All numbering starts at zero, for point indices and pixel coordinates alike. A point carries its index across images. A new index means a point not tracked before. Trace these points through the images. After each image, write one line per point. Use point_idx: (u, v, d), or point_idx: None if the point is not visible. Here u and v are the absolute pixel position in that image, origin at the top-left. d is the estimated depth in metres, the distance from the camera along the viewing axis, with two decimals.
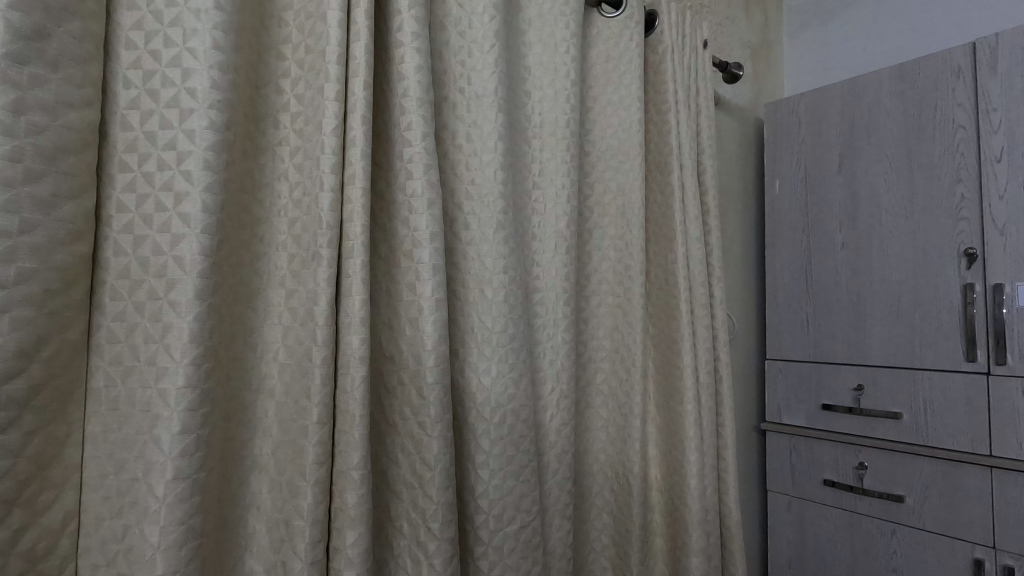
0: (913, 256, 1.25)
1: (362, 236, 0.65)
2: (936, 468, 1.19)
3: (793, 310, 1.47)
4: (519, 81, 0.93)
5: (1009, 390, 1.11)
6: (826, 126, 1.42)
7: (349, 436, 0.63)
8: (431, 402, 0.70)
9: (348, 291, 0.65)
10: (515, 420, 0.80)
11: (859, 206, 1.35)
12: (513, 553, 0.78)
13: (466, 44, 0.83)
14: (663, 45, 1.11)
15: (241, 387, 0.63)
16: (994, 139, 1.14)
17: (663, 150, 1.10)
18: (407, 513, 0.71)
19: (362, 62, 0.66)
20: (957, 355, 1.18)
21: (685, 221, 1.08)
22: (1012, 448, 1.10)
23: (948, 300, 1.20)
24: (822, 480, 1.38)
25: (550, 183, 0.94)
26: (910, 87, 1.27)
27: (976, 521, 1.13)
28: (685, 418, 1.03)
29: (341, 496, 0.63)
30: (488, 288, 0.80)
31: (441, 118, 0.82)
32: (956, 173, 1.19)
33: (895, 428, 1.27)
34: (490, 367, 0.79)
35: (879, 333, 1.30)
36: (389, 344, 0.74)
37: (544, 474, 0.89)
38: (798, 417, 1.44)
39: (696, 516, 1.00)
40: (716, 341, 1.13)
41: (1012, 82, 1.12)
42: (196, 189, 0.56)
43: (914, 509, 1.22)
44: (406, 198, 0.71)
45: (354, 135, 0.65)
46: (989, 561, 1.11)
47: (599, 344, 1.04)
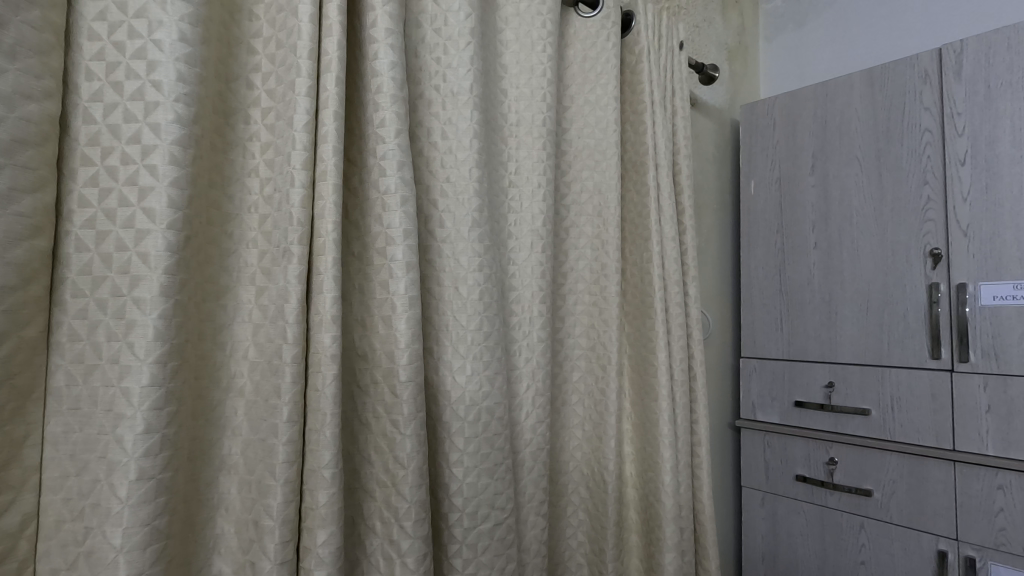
0: (882, 255, 1.28)
1: (334, 233, 0.65)
2: (903, 462, 1.22)
3: (767, 308, 1.49)
4: (495, 80, 0.93)
5: (971, 386, 1.14)
6: (799, 129, 1.45)
7: (320, 435, 0.63)
8: (404, 401, 0.69)
9: (319, 289, 0.64)
10: (490, 418, 0.80)
11: (831, 206, 1.38)
12: (487, 551, 0.78)
13: (442, 41, 0.83)
14: (640, 44, 1.12)
15: (209, 386, 0.62)
16: (959, 142, 1.17)
17: (640, 150, 1.11)
18: (380, 512, 0.70)
19: (334, 59, 0.65)
20: (923, 353, 1.22)
21: (661, 221, 1.09)
22: (974, 442, 1.13)
23: (915, 299, 1.23)
24: (795, 475, 1.40)
25: (525, 182, 0.94)
26: (880, 92, 1.30)
27: (940, 513, 1.16)
28: (659, 415, 1.04)
29: (312, 495, 0.62)
30: (463, 286, 0.80)
31: (416, 115, 0.82)
32: (922, 175, 1.23)
33: (864, 424, 1.30)
34: (464, 365, 0.79)
35: (849, 332, 1.33)
36: (362, 342, 0.73)
37: (520, 472, 0.89)
38: (772, 414, 1.46)
39: (670, 512, 1.01)
40: (691, 339, 1.15)
41: (975, 88, 1.15)
42: (162, 183, 0.55)
43: (881, 502, 1.25)
44: (380, 195, 0.71)
45: (326, 131, 0.65)
46: (952, 552, 1.14)
47: (576, 342, 1.05)
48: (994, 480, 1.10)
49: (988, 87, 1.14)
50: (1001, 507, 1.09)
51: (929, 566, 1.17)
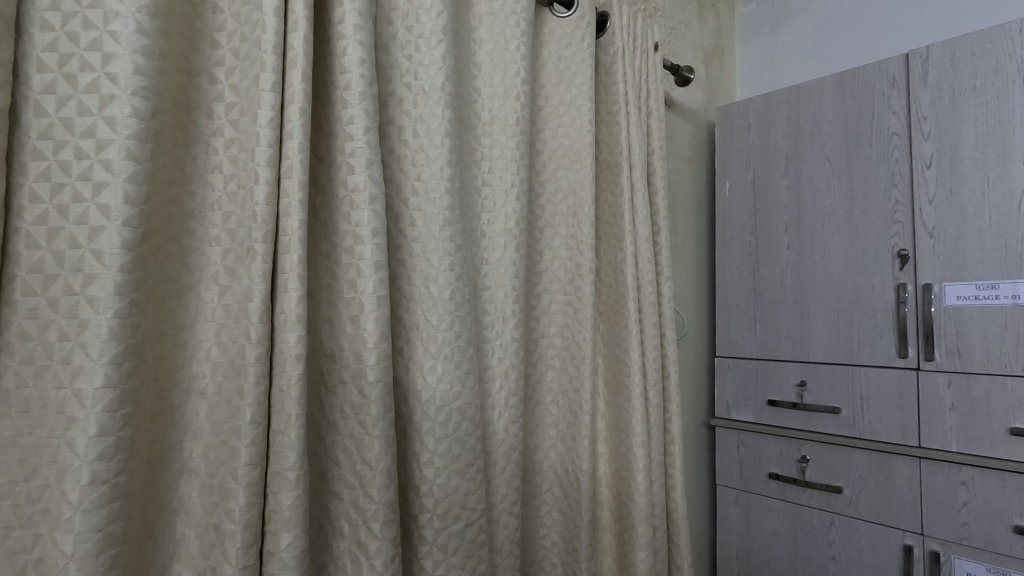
0: (852, 256, 1.31)
1: (299, 231, 0.64)
2: (871, 459, 1.25)
3: (742, 308, 1.51)
4: (468, 78, 0.93)
5: (936, 384, 1.17)
6: (773, 131, 1.47)
7: (284, 437, 0.62)
8: (372, 401, 0.69)
9: (284, 288, 0.63)
10: (461, 419, 0.79)
11: (803, 208, 1.40)
12: (458, 552, 0.78)
13: (413, 38, 0.82)
14: (615, 45, 1.12)
15: (169, 387, 0.61)
16: (925, 146, 1.20)
17: (614, 150, 1.12)
18: (348, 514, 0.70)
19: (300, 54, 0.64)
20: (891, 352, 1.24)
21: (635, 222, 1.10)
22: (939, 439, 1.16)
23: (883, 299, 1.26)
24: (767, 473, 1.42)
25: (499, 181, 0.94)
26: (850, 96, 1.32)
27: (906, 509, 1.19)
28: (632, 414, 1.04)
29: (276, 498, 0.61)
30: (434, 285, 0.79)
31: (387, 113, 0.81)
32: (891, 177, 1.25)
33: (834, 422, 1.32)
34: (435, 365, 0.78)
35: (820, 331, 1.35)
36: (330, 342, 0.72)
37: (492, 472, 0.89)
38: (745, 413, 1.48)
39: (643, 511, 1.02)
40: (664, 339, 1.15)
41: (941, 93, 1.18)
42: (118, 179, 0.53)
43: (851, 499, 1.27)
44: (348, 193, 0.70)
45: (291, 127, 0.64)
46: (918, 547, 1.17)
47: (550, 342, 1.05)
48: (957, 476, 1.13)
49: (953, 93, 1.17)
50: (964, 502, 1.12)
51: (895, 561, 1.20)
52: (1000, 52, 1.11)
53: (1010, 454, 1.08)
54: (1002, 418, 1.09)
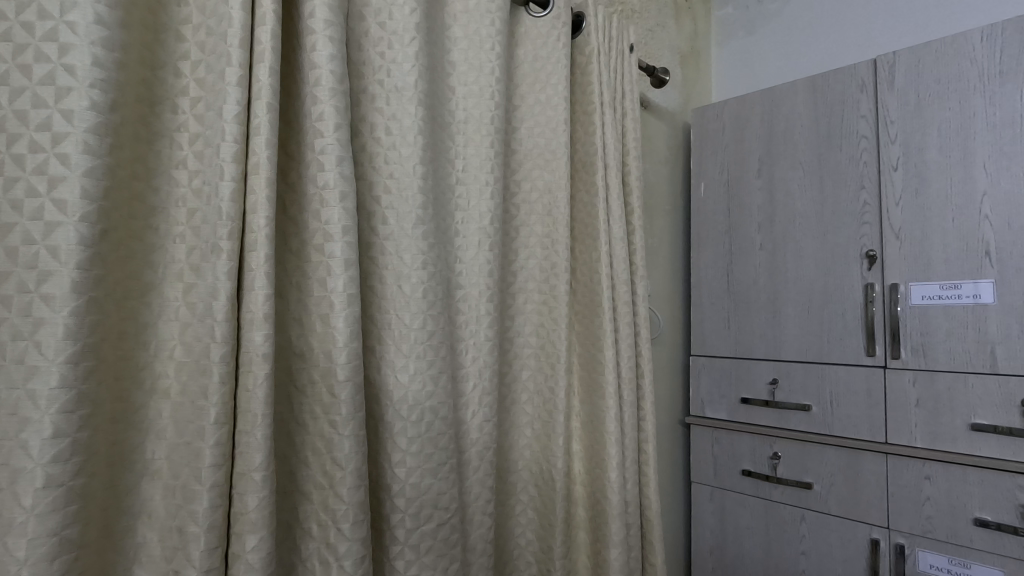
0: (822, 256, 1.33)
1: (266, 228, 0.63)
2: (841, 455, 1.27)
3: (716, 307, 1.53)
4: (442, 76, 0.92)
5: (902, 382, 1.20)
6: (747, 133, 1.49)
7: (250, 437, 0.61)
8: (342, 401, 0.68)
9: (251, 286, 0.62)
10: (434, 418, 0.79)
11: (775, 209, 1.42)
12: (430, 552, 0.77)
13: (386, 35, 0.81)
14: (590, 46, 1.12)
15: (131, 388, 0.59)
16: (891, 149, 1.23)
17: (589, 150, 1.12)
18: (317, 514, 0.69)
19: (268, 49, 0.63)
20: (859, 350, 1.27)
21: (610, 221, 1.11)
22: (905, 434, 1.19)
23: (852, 299, 1.28)
24: (741, 470, 1.44)
25: (473, 179, 0.93)
26: (821, 100, 1.35)
27: (874, 503, 1.22)
28: (606, 412, 1.05)
29: (241, 499, 0.60)
30: (407, 284, 0.79)
31: (359, 110, 0.80)
32: (860, 179, 1.28)
33: (805, 420, 1.34)
34: (407, 364, 0.78)
35: (791, 329, 1.38)
36: (299, 342, 0.71)
37: (465, 472, 0.88)
38: (720, 411, 1.50)
39: (616, 508, 1.02)
40: (639, 337, 1.16)
41: (907, 97, 1.21)
42: (75, 174, 0.52)
43: (821, 494, 1.30)
44: (318, 190, 0.69)
45: (258, 123, 0.63)
46: (884, 540, 1.20)
47: (525, 341, 1.05)
48: (922, 470, 1.16)
49: (918, 98, 1.20)
50: (928, 496, 1.15)
51: (863, 555, 1.23)
52: (961, 59, 1.15)
53: (971, 449, 1.11)
54: (964, 415, 1.12)
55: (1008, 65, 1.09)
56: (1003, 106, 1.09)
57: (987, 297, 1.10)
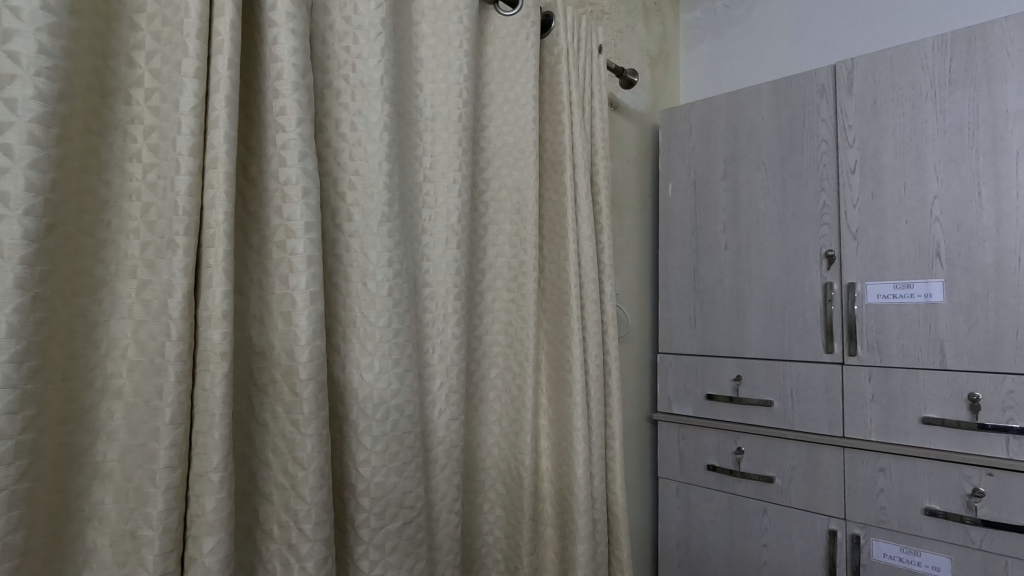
0: (784, 256, 1.37)
1: (225, 223, 0.62)
2: (801, 449, 1.31)
3: (683, 306, 1.56)
4: (409, 73, 0.91)
5: (859, 378, 1.24)
6: (713, 134, 1.52)
7: (208, 437, 0.60)
8: (304, 400, 0.67)
9: (209, 283, 0.61)
10: (400, 417, 0.79)
11: (740, 210, 1.45)
12: (395, 551, 0.77)
13: (351, 29, 0.80)
14: (559, 46, 1.13)
15: (80, 388, 0.57)
16: (850, 152, 1.27)
17: (558, 149, 1.13)
18: (278, 515, 0.68)
19: (226, 40, 0.62)
20: (818, 347, 1.31)
21: (578, 220, 1.12)
22: (861, 428, 1.23)
23: (812, 297, 1.32)
24: (706, 465, 1.47)
25: (441, 177, 0.93)
26: (784, 103, 1.39)
27: (831, 495, 1.26)
28: (574, 409, 1.06)
29: (198, 501, 0.59)
30: (372, 281, 0.78)
31: (323, 105, 0.79)
32: (820, 182, 1.32)
33: (767, 415, 1.38)
34: (372, 363, 0.77)
35: (754, 327, 1.41)
36: (260, 340, 0.70)
37: (432, 470, 0.88)
38: (686, 408, 1.53)
39: (583, 504, 1.03)
40: (606, 335, 1.18)
41: (864, 103, 1.26)
42: (19, 165, 0.50)
43: (782, 487, 1.34)
44: (279, 186, 0.68)
45: (217, 116, 0.62)
46: (841, 531, 1.24)
47: (493, 339, 1.05)
48: (876, 463, 1.20)
49: (875, 103, 1.24)
50: (882, 487, 1.19)
51: (821, 545, 1.27)
52: (915, 66, 1.19)
53: (923, 442, 1.15)
54: (916, 409, 1.17)
55: (957, 75, 1.14)
56: (953, 113, 1.14)
57: (938, 296, 1.15)
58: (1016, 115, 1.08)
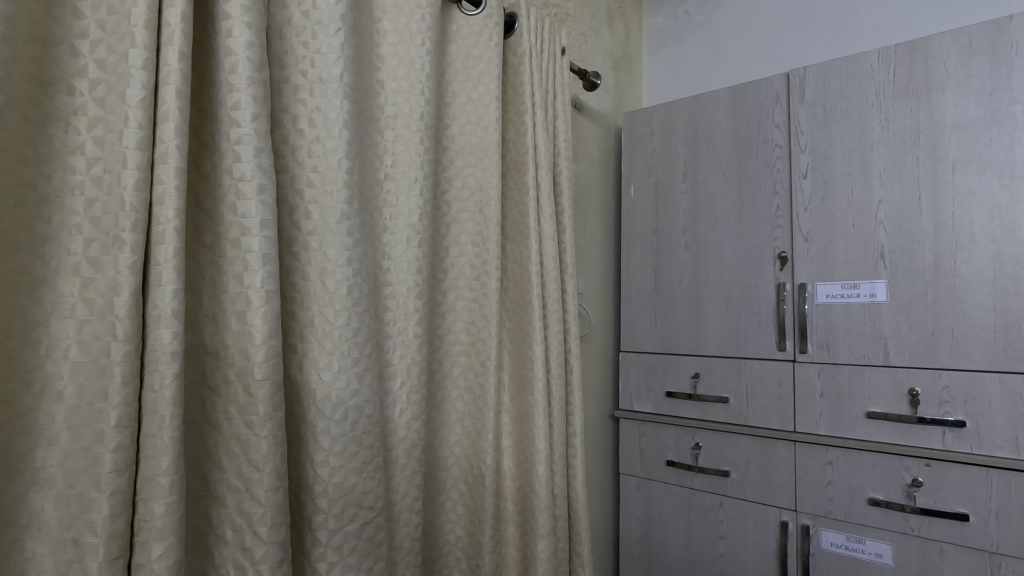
0: (740, 257, 1.41)
1: (176, 220, 0.60)
2: (755, 444, 1.36)
3: (644, 305, 1.59)
4: (370, 69, 0.90)
5: (809, 374, 1.29)
6: (674, 138, 1.55)
7: (157, 440, 0.58)
8: (259, 401, 0.66)
9: (158, 281, 0.59)
10: (359, 417, 0.78)
11: (699, 211, 1.49)
12: (354, 552, 0.76)
13: (310, 24, 0.79)
14: (522, 47, 1.14)
15: (17, 392, 0.54)
16: (802, 157, 1.32)
17: (521, 150, 1.14)
18: (232, 519, 0.67)
19: (177, 31, 0.61)
20: (772, 345, 1.35)
21: (540, 220, 1.13)
22: (811, 423, 1.28)
23: (766, 297, 1.37)
24: (665, 461, 1.50)
25: (402, 176, 0.92)
26: (741, 109, 1.43)
27: (783, 488, 1.31)
28: (535, 407, 1.07)
29: (146, 506, 0.58)
30: (331, 280, 0.77)
31: (280, 100, 0.77)
32: (774, 185, 1.37)
33: (724, 411, 1.42)
34: (331, 362, 0.76)
35: (712, 326, 1.45)
36: (213, 340, 0.68)
37: (392, 470, 0.87)
38: (647, 405, 1.56)
39: (544, 500, 1.04)
40: (568, 334, 1.19)
41: (815, 110, 1.31)
42: None
43: (737, 481, 1.38)
44: (233, 182, 0.67)
45: (166, 109, 0.60)
46: (792, 522, 1.29)
47: (456, 338, 1.05)
48: (825, 456, 1.25)
49: (825, 111, 1.29)
50: (830, 479, 1.25)
51: (773, 536, 1.32)
52: (862, 77, 1.25)
53: (867, 435, 1.21)
54: (861, 404, 1.22)
55: (900, 85, 1.20)
56: (896, 122, 1.20)
57: (882, 296, 1.21)
58: (952, 125, 1.14)
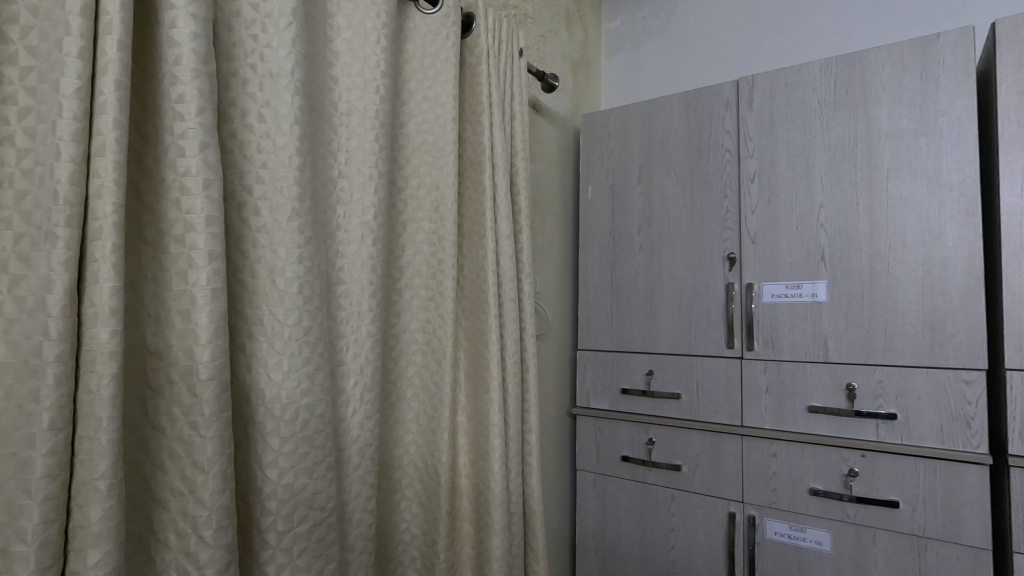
0: (692, 258, 1.46)
1: (114, 215, 0.58)
2: (704, 438, 1.40)
3: (600, 304, 1.62)
4: (324, 65, 0.89)
5: (755, 370, 1.35)
6: (629, 141, 1.59)
7: (93, 443, 0.56)
8: (204, 401, 0.64)
9: (95, 278, 0.58)
10: (310, 416, 0.77)
11: (653, 213, 1.53)
12: (304, 554, 0.76)
13: (260, 17, 0.77)
14: (479, 47, 1.14)
15: None
16: (749, 162, 1.37)
17: (477, 150, 1.14)
18: (175, 523, 0.65)
19: (116, 20, 0.59)
20: (721, 343, 1.40)
21: (496, 220, 1.14)
22: (757, 417, 1.34)
23: (715, 296, 1.42)
24: (620, 456, 1.54)
25: (356, 173, 0.92)
26: (693, 114, 1.47)
27: (731, 480, 1.36)
28: (490, 405, 1.08)
29: (81, 512, 0.56)
30: (281, 278, 0.76)
31: (228, 94, 0.76)
32: (723, 189, 1.42)
33: (676, 407, 1.46)
34: (281, 362, 0.75)
35: (665, 325, 1.49)
36: (156, 339, 0.66)
37: (345, 470, 0.87)
38: (603, 401, 1.59)
39: (499, 498, 1.06)
40: (524, 333, 1.20)
41: (762, 117, 1.36)
42: None
43: (688, 475, 1.42)
44: (177, 177, 0.65)
45: (104, 100, 0.59)
46: (739, 513, 1.34)
47: (411, 337, 1.04)
48: (770, 449, 1.31)
49: (772, 118, 1.35)
50: (774, 471, 1.30)
51: (722, 527, 1.37)
52: (805, 86, 1.31)
53: (809, 428, 1.27)
54: (803, 398, 1.28)
55: (839, 95, 1.27)
56: (836, 130, 1.27)
57: (822, 296, 1.27)
58: (886, 135, 1.21)
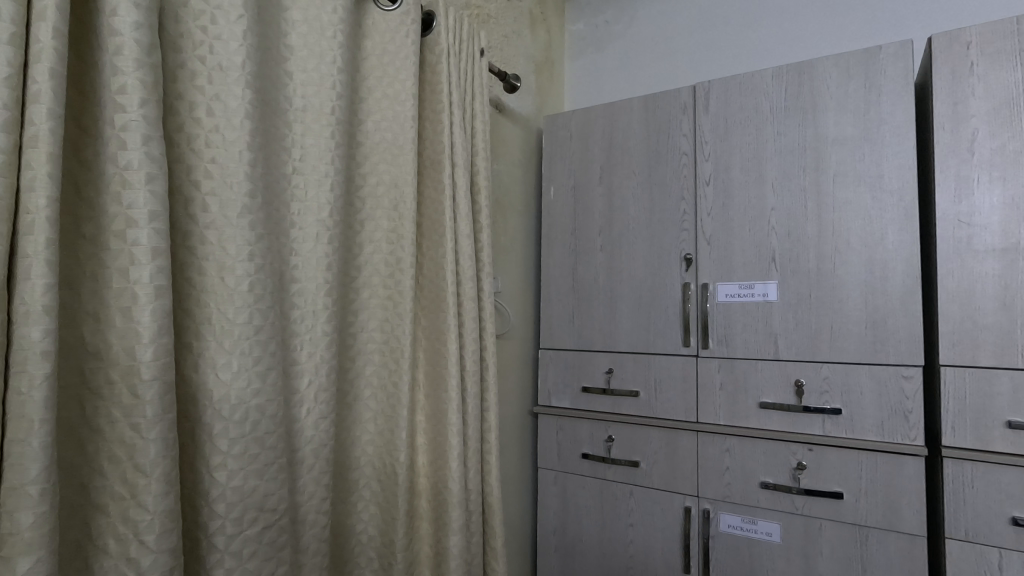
0: (650, 258, 1.49)
1: (48, 209, 0.56)
2: (661, 434, 1.43)
3: (562, 303, 1.63)
4: (277, 59, 0.88)
5: (710, 368, 1.38)
6: (591, 143, 1.61)
7: (24, 446, 0.54)
8: (147, 401, 0.63)
9: (26, 275, 0.55)
10: (260, 417, 0.76)
11: (613, 213, 1.55)
12: (254, 557, 0.74)
13: (209, 8, 0.75)
14: (439, 46, 1.14)
15: None
16: (705, 165, 1.41)
17: (438, 149, 1.14)
18: (115, 528, 0.63)
19: (50, 6, 0.57)
20: (678, 341, 1.44)
21: (456, 219, 1.14)
22: (711, 413, 1.37)
23: (673, 296, 1.45)
24: (581, 454, 1.56)
25: (311, 170, 0.90)
26: (652, 117, 1.50)
27: (687, 475, 1.39)
28: (449, 404, 1.08)
29: (10, 519, 0.53)
30: (230, 276, 0.74)
31: (175, 86, 0.73)
32: (680, 191, 1.45)
33: (634, 405, 1.49)
34: (230, 361, 0.73)
35: (624, 323, 1.52)
36: (94, 339, 0.63)
37: (298, 471, 0.86)
38: (564, 400, 1.61)
39: (457, 496, 1.06)
40: (484, 331, 1.21)
41: (717, 122, 1.40)
42: None
43: (646, 470, 1.45)
44: (118, 170, 0.63)
45: (38, 89, 0.56)
46: (694, 507, 1.38)
47: (369, 336, 1.03)
48: (723, 444, 1.35)
49: (726, 122, 1.39)
50: (727, 465, 1.34)
51: (678, 521, 1.40)
52: (758, 92, 1.35)
53: (760, 423, 1.31)
54: (755, 395, 1.33)
55: (790, 102, 1.31)
56: (787, 135, 1.31)
57: (773, 295, 1.31)
58: (833, 141, 1.26)
